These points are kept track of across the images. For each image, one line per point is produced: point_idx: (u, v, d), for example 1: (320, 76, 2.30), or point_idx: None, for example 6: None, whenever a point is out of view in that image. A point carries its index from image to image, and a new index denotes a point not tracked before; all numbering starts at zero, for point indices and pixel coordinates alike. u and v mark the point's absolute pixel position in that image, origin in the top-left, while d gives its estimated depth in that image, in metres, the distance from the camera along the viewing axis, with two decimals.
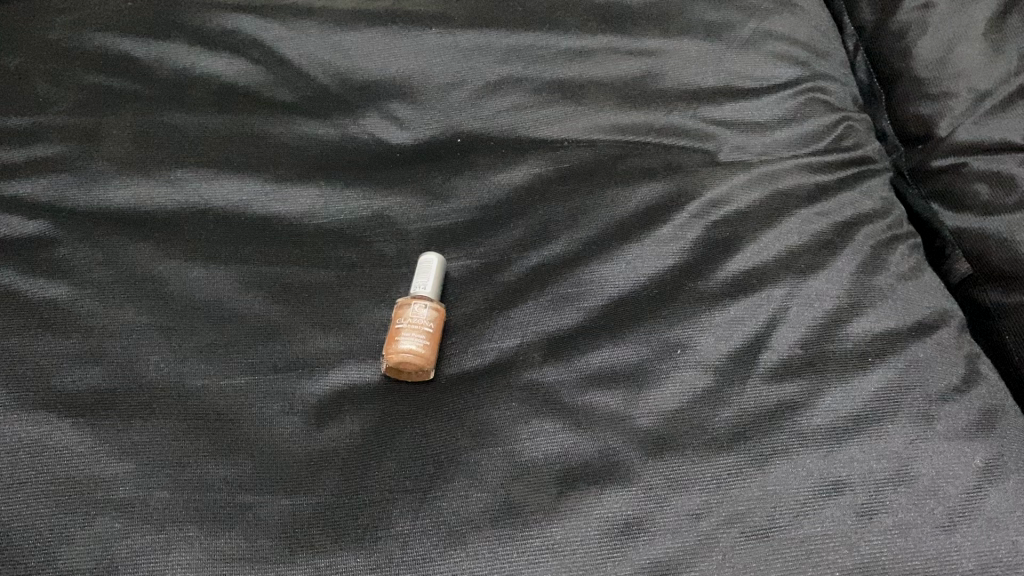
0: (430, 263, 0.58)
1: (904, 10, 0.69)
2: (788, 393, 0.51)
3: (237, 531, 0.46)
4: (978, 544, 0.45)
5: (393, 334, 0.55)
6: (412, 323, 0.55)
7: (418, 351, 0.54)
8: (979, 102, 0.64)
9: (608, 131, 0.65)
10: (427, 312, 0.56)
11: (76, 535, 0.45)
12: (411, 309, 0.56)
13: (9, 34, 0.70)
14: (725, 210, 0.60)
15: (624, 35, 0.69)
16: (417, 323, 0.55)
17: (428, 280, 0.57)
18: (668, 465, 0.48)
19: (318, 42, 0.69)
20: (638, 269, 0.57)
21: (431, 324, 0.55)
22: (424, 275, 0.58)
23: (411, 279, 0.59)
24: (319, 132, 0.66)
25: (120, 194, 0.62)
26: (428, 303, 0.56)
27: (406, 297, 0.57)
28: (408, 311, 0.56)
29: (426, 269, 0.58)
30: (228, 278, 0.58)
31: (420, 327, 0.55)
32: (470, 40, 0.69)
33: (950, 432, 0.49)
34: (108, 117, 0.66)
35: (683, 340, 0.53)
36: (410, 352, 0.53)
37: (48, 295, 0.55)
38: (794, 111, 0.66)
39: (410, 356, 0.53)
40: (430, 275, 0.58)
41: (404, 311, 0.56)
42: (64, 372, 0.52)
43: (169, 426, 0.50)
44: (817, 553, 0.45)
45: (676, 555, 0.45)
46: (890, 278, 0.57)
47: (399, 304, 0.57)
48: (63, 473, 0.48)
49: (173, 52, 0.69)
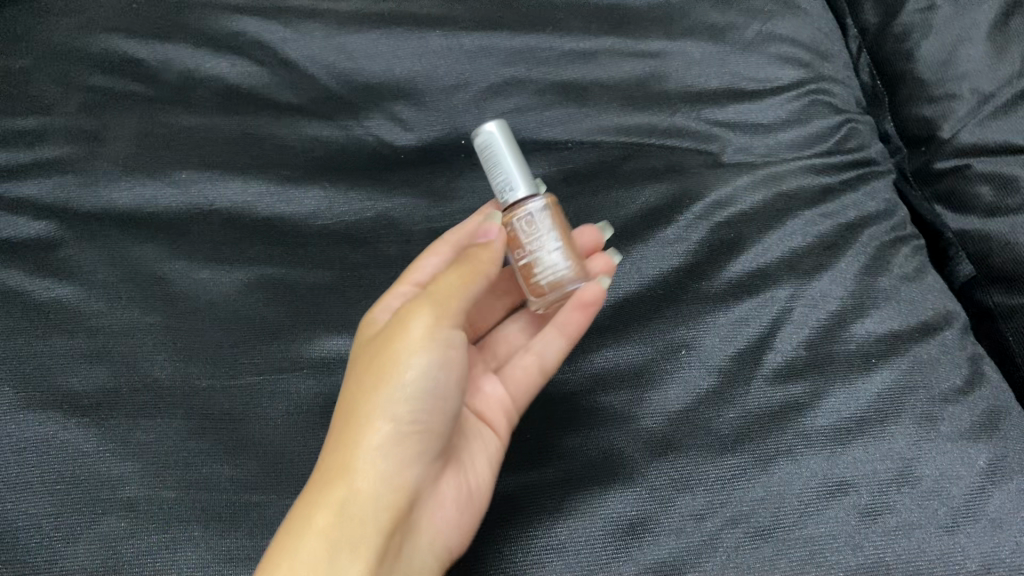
0: (505, 143, 0.52)
1: (907, 11, 0.68)
2: (793, 395, 0.51)
3: (243, 530, 0.48)
4: (981, 544, 0.46)
5: (530, 280, 0.53)
6: (542, 258, 0.51)
7: (606, 263, 0.56)
8: (982, 105, 0.64)
9: (612, 133, 0.65)
10: (545, 221, 0.51)
11: (82, 533, 0.47)
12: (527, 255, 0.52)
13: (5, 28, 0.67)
14: (730, 211, 0.60)
15: (630, 35, 0.68)
16: (545, 248, 0.51)
17: (517, 170, 0.51)
18: (672, 466, 0.49)
19: (322, 44, 0.67)
20: (643, 270, 0.58)
21: (559, 236, 0.52)
22: (508, 163, 0.51)
23: (495, 164, 0.52)
24: (323, 134, 0.65)
25: (124, 194, 0.61)
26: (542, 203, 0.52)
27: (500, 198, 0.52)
28: (523, 230, 0.52)
29: (502, 156, 0.51)
30: (232, 278, 0.59)
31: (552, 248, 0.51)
32: (475, 41, 0.68)
33: (954, 433, 0.50)
34: (111, 118, 0.64)
35: (687, 340, 0.54)
36: (587, 289, 0.52)
37: (55, 295, 0.56)
38: (797, 112, 0.66)
39: (589, 296, 0.51)
40: (511, 167, 0.51)
41: (520, 236, 0.52)
42: (70, 371, 0.53)
43: (174, 426, 0.51)
44: (820, 553, 0.45)
45: (681, 554, 0.46)
46: (892, 279, 0.57)
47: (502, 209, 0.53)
48: (69, 473, 0.49)
49: (176, 54, 0.66)
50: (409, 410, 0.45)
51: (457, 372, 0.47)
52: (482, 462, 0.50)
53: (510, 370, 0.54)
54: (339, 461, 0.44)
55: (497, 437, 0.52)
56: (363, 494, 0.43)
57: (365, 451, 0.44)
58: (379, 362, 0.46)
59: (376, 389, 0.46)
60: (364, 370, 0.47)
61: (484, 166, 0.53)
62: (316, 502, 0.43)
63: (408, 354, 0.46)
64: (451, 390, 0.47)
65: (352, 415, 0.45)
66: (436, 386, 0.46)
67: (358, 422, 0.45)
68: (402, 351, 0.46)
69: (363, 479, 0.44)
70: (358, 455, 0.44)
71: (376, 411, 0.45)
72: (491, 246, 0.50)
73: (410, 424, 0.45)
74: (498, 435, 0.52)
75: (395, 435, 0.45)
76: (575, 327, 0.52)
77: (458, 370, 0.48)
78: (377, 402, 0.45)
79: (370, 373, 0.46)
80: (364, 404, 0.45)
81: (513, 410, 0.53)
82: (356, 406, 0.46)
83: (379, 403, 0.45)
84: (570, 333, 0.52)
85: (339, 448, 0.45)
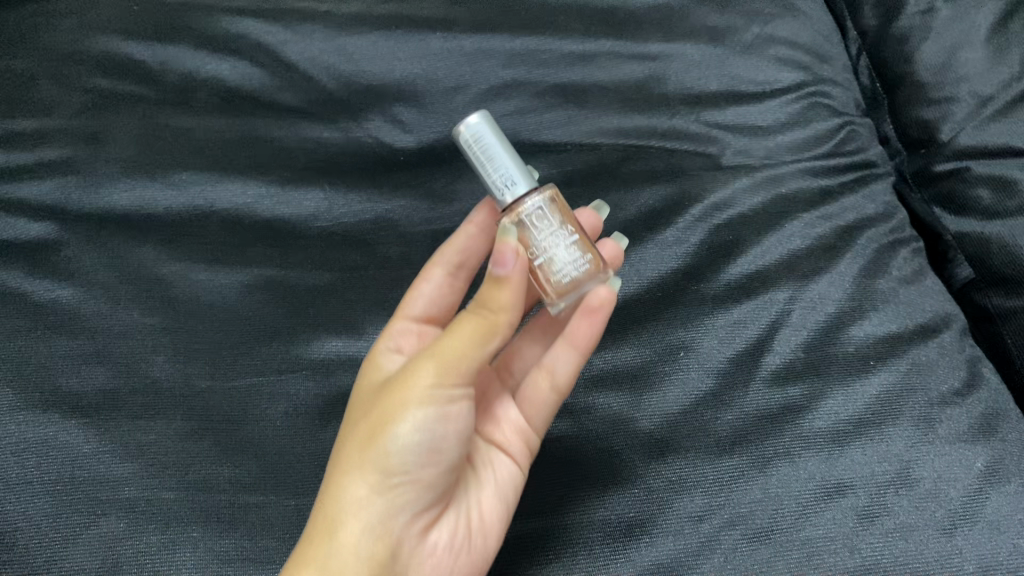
0: (496, 137, 0.46)
1: (907, 14, 0.68)
2: (790, 397, 0.52)
3: (242, 531, 0.48)
4: (979, 546, 0.46)
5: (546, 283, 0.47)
6: (563, 258, 0.47)
7: (615, 245, 0.56)
8: (981, 108, 0.64)
9: (612, 134, 0.65)
10: (556, 212, 0.47)
11: (81, 534, 0.47)
12: (542, 255, 0.47)
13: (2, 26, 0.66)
14: (729, 213, 0.60)
15: (629, 38, 0.69)
16: (562, 244, 0.47)
17: (516, 165, 0.46)
18: (670, 468, 0.49)
19: (323, 46, 0.67)
20: (642, 273, 0.58)
21: (572, 227, 0.48)
22: (504, 158, 0.46)
23: (490, 161, 0.46)
24: (324, 136, 0.65)
25: (124, 195, 0.61)
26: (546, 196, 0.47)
27: (501, 199, 0.46)
28: (534, 226, 0.46)
29: (496, 151, 0.46)
30: (232, 280, 0.59)
31: (570, 243, 0.47)
32: (475, 43, 0.68)
33: (951, 435, 0.50)
34: (112, 119, 0.64)
35: (685, 342, 0.54)
36: (602, 289, 0.49)
37: (55, 297, 0.56)
38: (796, 115, 0.66)
39: (605, 296, 0.49)
40: (510, 162, 0.46)
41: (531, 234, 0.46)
42: (70, 372, 0.53)
43: (174, 427, 0.52)
44: (818, 555, 0.45)
45: (679, 556, 0.46)
46: (891, 282, 0.57)
47: (499, 210, 0.47)
48: (69, 474, 0.49)
49: (179, 57, 0.66)
50: (401, 459, 0.43)
51: (458, 425, 0.44)
52: (489, 506, 0.48)
53: (526, 396, 0.53)
54: (329, 506, 0.42)
55: (519, 468, 0.51)
56: (347, 546, 0.41)
57: (354, 499, 0.42)
58: (380, 403, 0.44)
59: (373, 435, 0.43)
60: (367, 410, 0.45)
61: (473, 167, 0.47)
62: (305, 547, 0.41)
63: (406, 403, 0.43)
64: (451, 444, 0.44)
65: (348, 458, 0.43)
66: (433, 439, 0.43)
67: (353, 466, 0.43)
68: (401, 399, 0.43)
69: (348, 529, 0.42)
70: (347, 502, 0.42)
71: (370, 457, 0.43)
72: (509, 281, 0.44)
73: (402, 476, 0.43)
74: (516, 462, 0.51)
75: (385, 483, 0.43)
76: (586, 339, 0.51)
77: (461, 423, 0.45)
78: (372, 447, 0.43)
79: (371, 414, 0.44)
80: (360, 448, 0.43)
81: (531, 432, 0.52)
82: (353, 449, 0.44)
83: (374, 448, 0.43)
84: (580, 351, 0.51)
85: (329, 490, 0.43)
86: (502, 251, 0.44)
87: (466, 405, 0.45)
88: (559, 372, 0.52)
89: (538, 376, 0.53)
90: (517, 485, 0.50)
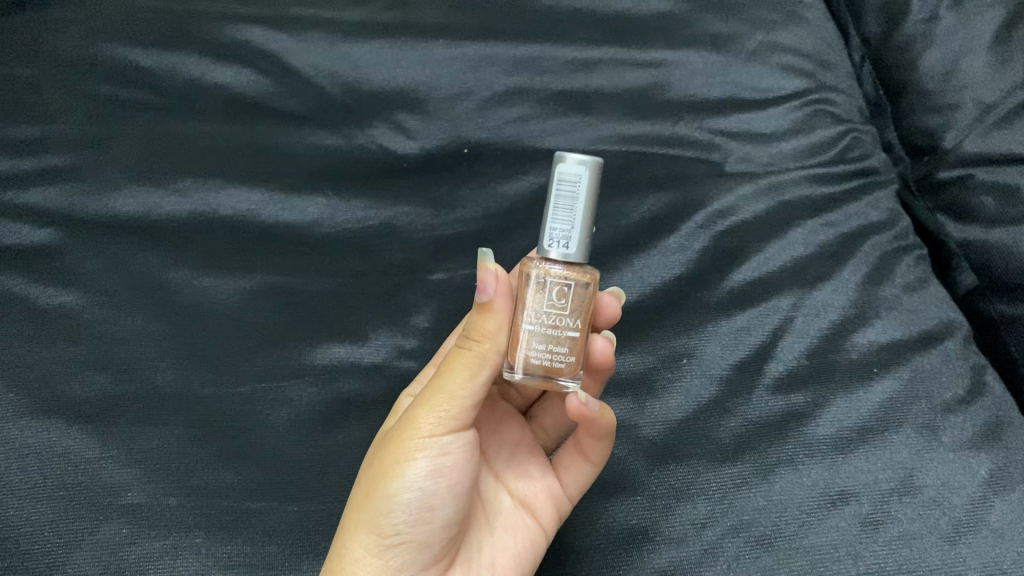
0: (578, 197, 0.43)
1: (910, 22, 0.68)
2: (794, 404, 0.52)
3: (243, 537, 0.48)
4: (983, 554, 0.45)
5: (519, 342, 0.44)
6: (543, 344, 0.44)
7: (608, 340, 0.48)
8: (985, 115, 0.63)
9: (615, 141, 0.65)
10: (575, 298, 0.44)
11: (84, 539, 0.47)
12: (531, 324, 0.44)
13: (7, 32, 0.66)
14: (732, 220, 0.60)
15: (633, 44, 0.69)
16: (553, 330, 0.44)
17: (573, 234, 0.43)
18: (673, 475, 0.49)
19: (327, 53, 0.67)
20: (644, 278, 0.58)
21: (580, 321, 0.44)
22: (567, 219, 0.43)
23: (569, 210, 0.43)
24: (327, 142, 0.65)
25: (128, 201, 0.61)
26: (576, 282, 0.44)
27: (540, 246, 0.44)
28: (545, 291, 0.44)
29: (572, 206, 0.43)
30: (235, 286, 0.59)
31: (562, 335, 0.44)
32: (479, 51, 0.68)
33: (956, 442, 0.50)
34: (116, 125, 0.64)
35: (687, 349, 0.54)
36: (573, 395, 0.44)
37: (59, 303, 0.57)
38: (799, 122, 0.66)
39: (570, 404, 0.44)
40: (577, 223, 0.43)
41: (537, 293, 0.44)
42: (72, 379, 0.53)
43: (176, 433, 0.52)
44: (822, 562, 0.46)
45: (683, 562, 0.47)
46: (895, 289, 0.57)
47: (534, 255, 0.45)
48: (72, 479, 0.49)
49: (183, 63, 0.66)
50: (389, 511, 0.42)
51: (451, 479, 0.44)
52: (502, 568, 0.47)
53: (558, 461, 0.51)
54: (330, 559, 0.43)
55: (541, 530, 0.49)
56: None
57: (352, 555, 0.42)
58: (378, 454, 0.45)
59: (370, 492, 0.43)
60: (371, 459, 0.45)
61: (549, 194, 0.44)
62: None
63: (397, 459, 0.43)
64: (444, 499, 0.44)
65: (351, 511, 0.44)
66: (425, 496, 0.43)
67: (352, 519, 0.43)
68: (394, 454, 0.43)
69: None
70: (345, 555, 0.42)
71: (367, 513, 0.43)
72: (493, 309, 0.43)
73: (395, 536, 0.43)
74: (541, 527, 0.48)
75: (380, 540, 0.43)
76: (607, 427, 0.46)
77: (454, 476, 0.44)
78: (369, 501, 0.43)
79: (372, 465, 0.45)
80: (359, 501, 0.43)
81: (564, 500, 0.49)
82: (355, 502, 0.44)
83: (371, 503, 0.43)
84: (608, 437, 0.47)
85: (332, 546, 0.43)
86: (483, 277, 0.42)
87: (462, 455, 0.44)
88: (590, 448, 0.48)
89: (574, 445, 0.50)
90: (537, 549, 0.48)
